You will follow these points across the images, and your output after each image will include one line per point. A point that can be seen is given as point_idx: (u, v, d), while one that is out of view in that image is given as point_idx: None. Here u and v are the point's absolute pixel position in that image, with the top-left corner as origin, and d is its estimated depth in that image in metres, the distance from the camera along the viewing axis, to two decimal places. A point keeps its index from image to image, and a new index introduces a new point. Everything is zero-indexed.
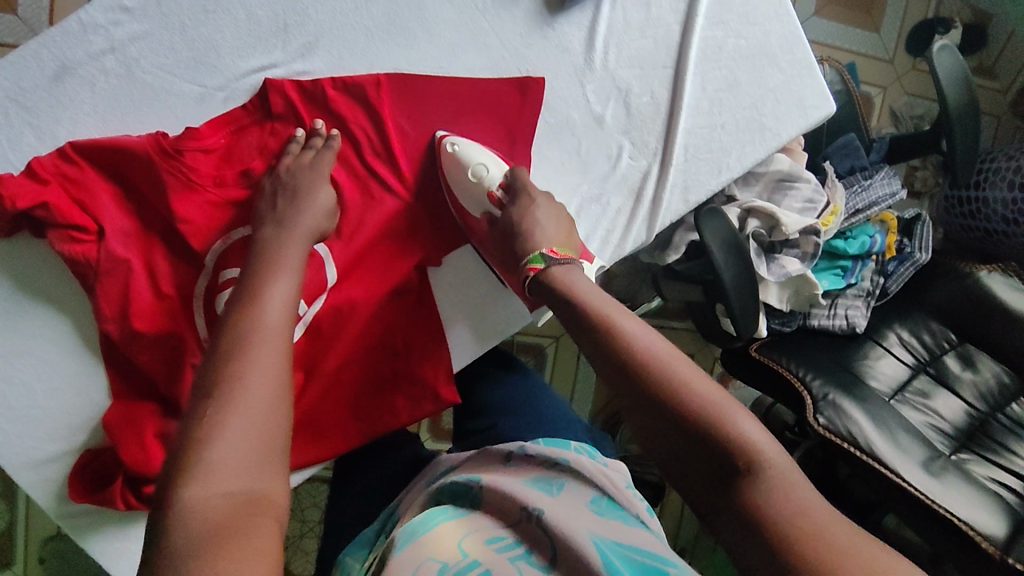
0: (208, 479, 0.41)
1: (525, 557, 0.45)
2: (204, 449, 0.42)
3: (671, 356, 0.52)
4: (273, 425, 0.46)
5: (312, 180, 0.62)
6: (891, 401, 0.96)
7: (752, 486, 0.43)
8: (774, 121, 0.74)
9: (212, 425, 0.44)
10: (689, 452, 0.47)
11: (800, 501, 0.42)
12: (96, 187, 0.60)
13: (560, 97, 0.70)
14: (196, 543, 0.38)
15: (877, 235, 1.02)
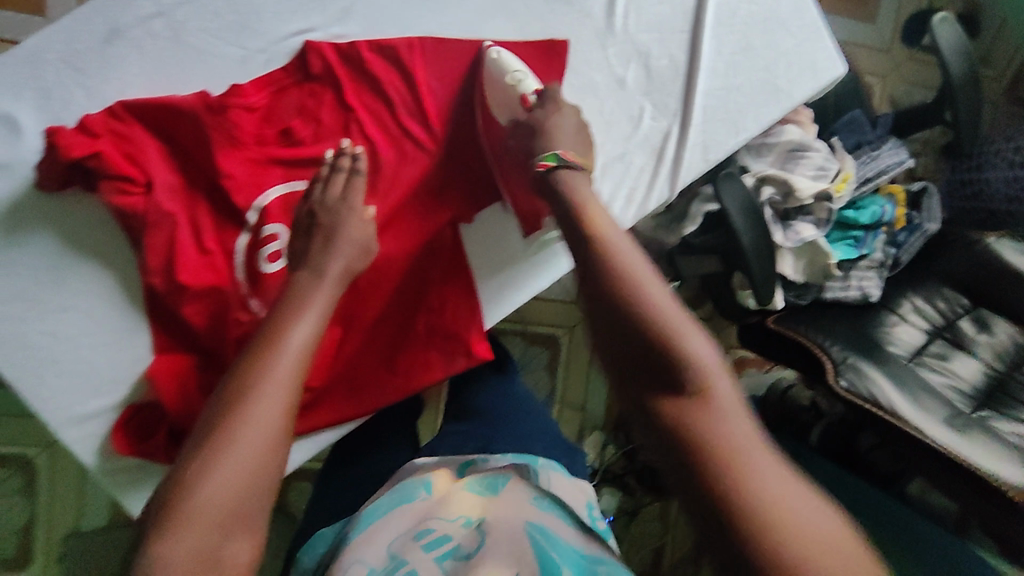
0: (184, 531, 0.43)
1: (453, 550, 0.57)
2: (187, 497, 0.45)
3: (646, 274, 0.50)
4: (260, 477, 0.47)
5: (347, 218, 0.63)
6: (909, 363, 0.97)
7: (690, 407, 0.44)
8: (788, 83, 0.77)
9: (197, 473, 0.45)
10: (641, 371, 0.46)
11: (735, 436, 0.42)
12: (145, 143, 0.62)
13: (582, 60, 0.73)
14: None
15: (887, 205, 1.04)
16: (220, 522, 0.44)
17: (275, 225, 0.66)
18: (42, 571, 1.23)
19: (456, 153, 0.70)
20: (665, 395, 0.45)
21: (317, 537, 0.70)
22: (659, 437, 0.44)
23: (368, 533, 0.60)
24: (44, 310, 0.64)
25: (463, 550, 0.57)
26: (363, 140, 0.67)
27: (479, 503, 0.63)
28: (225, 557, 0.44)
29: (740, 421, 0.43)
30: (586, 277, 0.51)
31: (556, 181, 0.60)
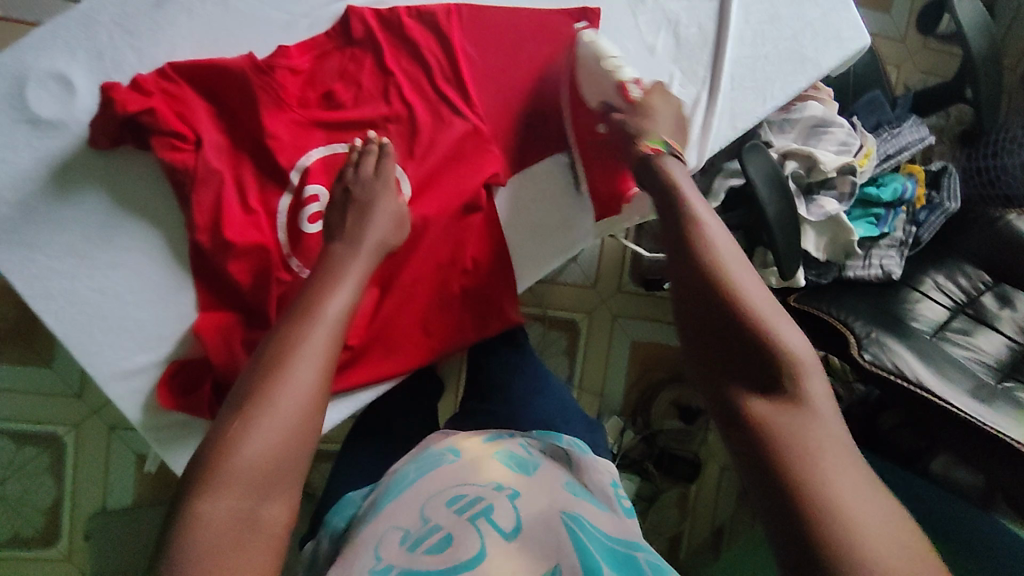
0: (220, 491, 0.44)
1: (486, 516, 0.56)
2: (230, 458, 0.46)
3: (743, 269, 0.52)
4: (297, 448, 0.48)
5: (380, 191, 0.65)
6: (933, 338, 0.98)
7: (777, 407, 0.46)
8: (814, 52, 0.79)
9: (237, 434, 0.47)
10: (731, 361, 0.49)
11: (818, 434, 0.44)
12: (195, 103, 0.64)
13: (614, 28, 0.75)
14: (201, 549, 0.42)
15: (908, 182, 1.04)
16: (257, 480, 0.45)
17: (316, 185, 0.67)
18: (68, 550, 1.25)
19: (492, 117, 0.72)
20: (752, 389, 0.47)
21: (345, 502, 0.71)
22: (739, 425, 0.46)
23: (401, 501, 0.60)
24: (93, 267, 0.65)
25: (498, 525, 0.55)
26: (401, 105, 0.69)
27: (509, 475, 0.62)
28: (263, 518, 0.45)
29: (827, 428, 0.45)
30: (683, 263, 0.53)
31: (656, 163, 0.61)
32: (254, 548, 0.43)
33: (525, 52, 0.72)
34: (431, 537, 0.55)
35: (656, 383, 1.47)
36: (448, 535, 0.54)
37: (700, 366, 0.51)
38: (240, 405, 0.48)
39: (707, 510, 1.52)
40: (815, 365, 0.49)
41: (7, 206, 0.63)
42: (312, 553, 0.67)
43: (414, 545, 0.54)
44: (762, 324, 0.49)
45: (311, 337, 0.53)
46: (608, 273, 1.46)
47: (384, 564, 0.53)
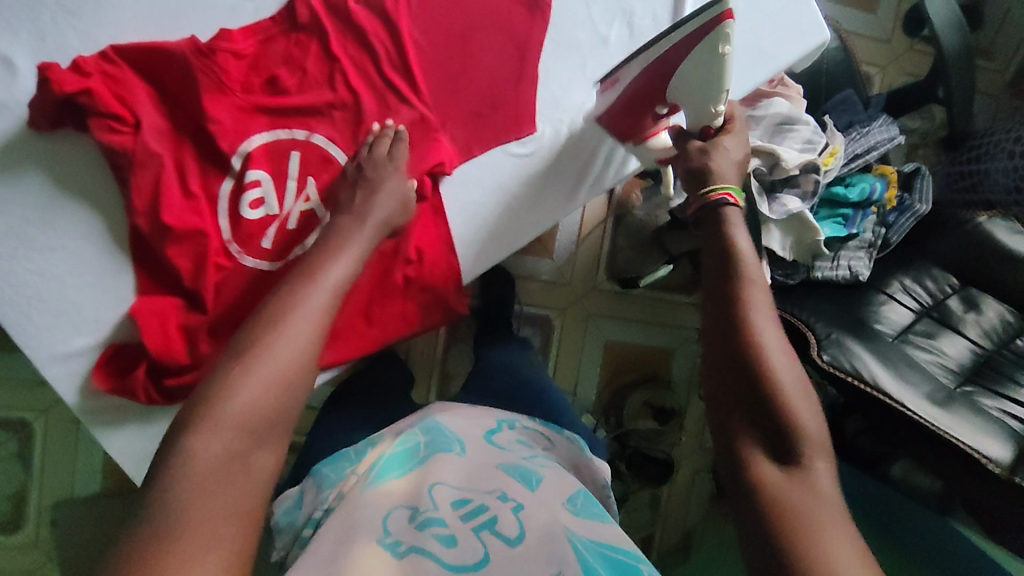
0: (215, 431, 0.49)
1: (488, 528, 0.60)
2: (224, 401, 0.50)
3: (776, 347, 0.58)
4: (282, 401, 0.52)
5: (390, 172, 0.67)
6: (894, 341, 0.97)
7: (785, 470, 0.53)
8: (773, 44, 0.77)
9: (231, 381, 0.51)
10: (750, 415, 0.57)
11: (813, 497, 0.51)
12: (136, 87, 0.64)
13: (566, 18, 0.74)
14: (191, 486, 0.46)
15: (877, 183, 1.03)
16: (247, 427, 0.50)
17: (257, 171, 0.68)
18: (32, 538, 1.25)
19: (441, 109, 0.72)
20: (766, 453, 0.55)
21: (338, 457, 0.78)
22: (748, 486, 0.54)
23: (411, 478, 0.67)
24: (32, 249, 0.65)
25: (502, 534, 0.59)
26: (346, 92, 0.69)
27: (516, 487, 0.65)
28: (250, 457, 0.49)
29: (824, 494, 0.52)
30: (720, 324, 0.61)
31: (717, 219, 0.66)
32: (240, 485, 0.48)
33: (475, 40, 0.71)
34: (438, 526, 0.59)
35: (626, 386, 1.48)
36: (454, 534, 0.58)
37: (730, 421, 0.58)
38: (238, 354, 0.53)
39: (678, 512, 1.53)
40: (827, 445, 0.55)
41: None
42: (299, 493, 0.76)
43: (425, 526, 0.59)
44: (783, 395, 0.56)
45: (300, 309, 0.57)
46: (583, 271, 1.45)
47: (394, 538, 0.59)
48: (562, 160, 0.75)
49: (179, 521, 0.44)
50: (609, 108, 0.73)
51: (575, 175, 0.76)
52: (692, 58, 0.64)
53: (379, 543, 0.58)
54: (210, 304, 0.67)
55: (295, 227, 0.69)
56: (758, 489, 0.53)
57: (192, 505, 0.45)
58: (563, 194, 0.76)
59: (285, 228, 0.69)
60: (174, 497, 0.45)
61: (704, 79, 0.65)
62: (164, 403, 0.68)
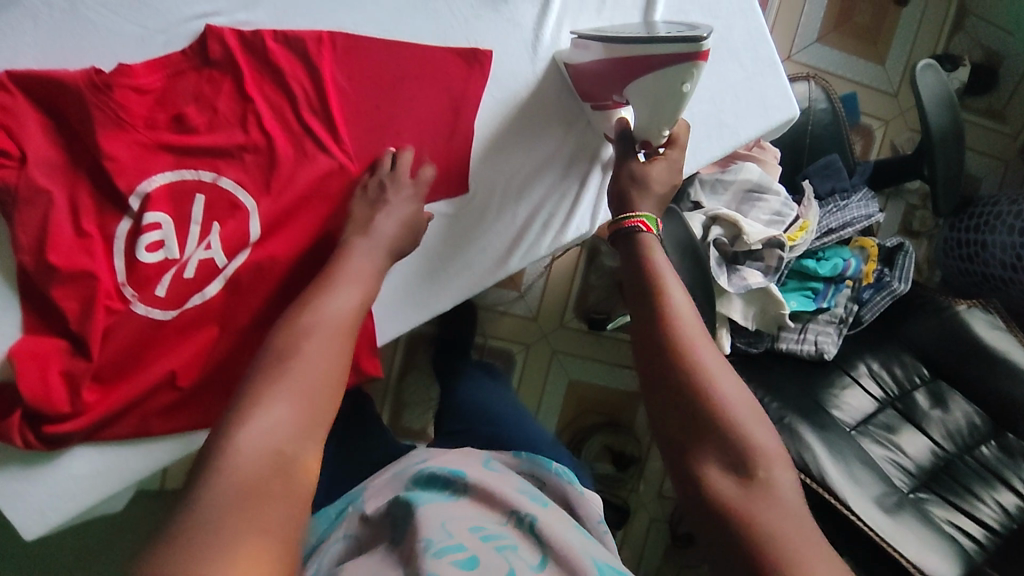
0: (251, 438, 0.44)
1: (514, 550, 0.51)
2: (255, 408, 0.46)
3: (719, 370, 0.52)
4: (315, 411, 0.48)
5: (401, 195, 0.64)
6: (852, 432, 0.91)
7: (757, 498, 0.47)
8: (733, 118, 0.73)
9: (265, 391, 0.47)
10: (703, 433, 0.49)
11: (791, 513, 0.46)
12: (27, 116, 0.58)
13: (507, 73, 0.70)
14: (227, 494, 0.40)
15: (851, 258, 0.98)
16: (286, 439, 0.45)
17: (157, 213, 0.61)
18: None
19: (362, 161, 0.67)
20: (720, 466, 0.48)
21: (325, 513, 0.70)
22: (735, 525, 0.46)
23: (421, 515, 0.55)
24: None
25: (524, 560, 0.50)
26: (258, 136, 0.63)
27: (524, 501, 0.58)
28: (296, 460, 0.45)
29: (793, 521, 0.46)
30: (653, 351, 0.53)
31: (637, 249, 0.59)
32: (288, 489, 0.42)
33: (404, 90, 0.67)
34: (455, 551, 0.49)
35: (589, 428, 1.41)
36: (472, 556, 0.49)
37: (692, 449, 0.50)
38: (269, 363, 0.50)
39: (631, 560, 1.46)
40: (783, 454, 0.50)
41: None
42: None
43: (440, 553, 0.49)
44: (725, 411, 0.50)
45: (320, 328, 0.54)
46: (552, 307, 1.40)
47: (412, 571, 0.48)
48: (504, 216, 0.71)
49: (206, 526, 0.37)
50: (576, 65, 0.65)
51: (510, 238, 0.72)
52: (658, 76, 0.57)
53: None
54: (95, 351, 0.59)
55: (193, 275, 0.63)
56: (725, 517, 0.46)
57: (234, 512, 0.39)
58: (494, 257, 0.72)
59: (182, 277, 0.63)
60: (207, 507, 0.39)
61: (655, 106, 0.59)
62: (45, 449, 0.60)
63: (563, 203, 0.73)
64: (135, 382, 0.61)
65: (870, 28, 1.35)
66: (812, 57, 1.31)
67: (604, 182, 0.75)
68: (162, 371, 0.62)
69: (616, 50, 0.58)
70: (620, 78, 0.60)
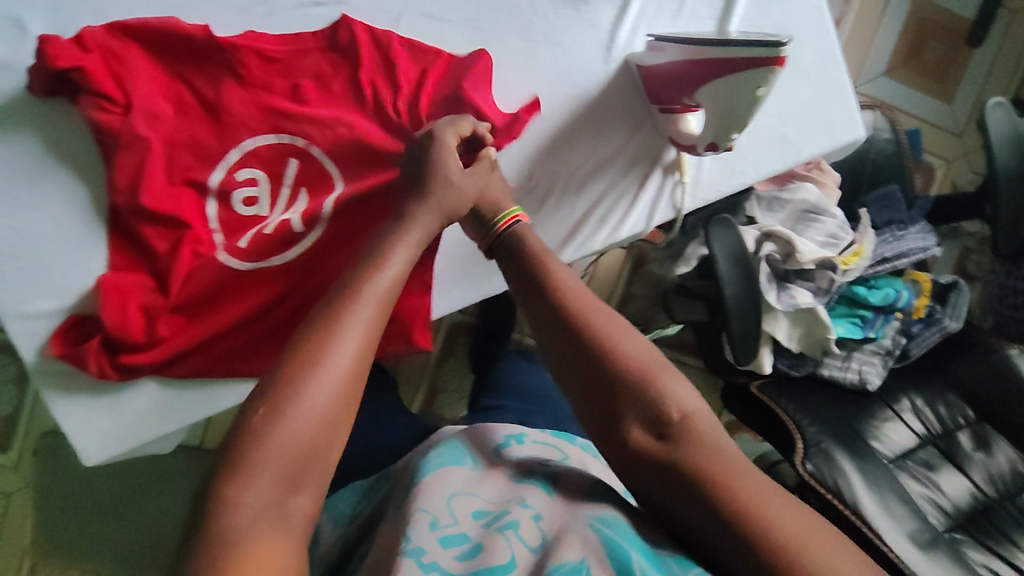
0: (249, 478, 0.39)
1: (514, 530, 0.46)
2: (259, 437, 0.39)
3: (614, 326, 0.51)
4: (330, 429, 0.42)
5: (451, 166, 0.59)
6: (890, 464, 0.90)
7: (679, 443, 0.47)
8: (797, 134, 0.73)
9: (268, 416, 0.40)
10: (620, 402, 0.48)
11: (729, 461, 0.46)
12: (139, 67, 0.62)
13: (579, 69, 0.71)
14: (221, 548, 0.36)
15: (903, 290, 0.97)
16: (288, 470, 0.40)
17: (252, 170, 0.66)
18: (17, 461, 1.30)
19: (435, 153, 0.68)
20: (640, 426, 0.48)
21: (351, 488, 0.71)
22: (667, 479, 0.46)
23: (434, 480, 0.51)
24: (10, 207, 0.63)
25: (524, 540, 0.45)
26: (349, 113, 0.67)
27: (528, 488, 0.51)
28: (298, 495, 0.40)
29: (719, 442, 0.47)
30: (550, 334, 0.51)
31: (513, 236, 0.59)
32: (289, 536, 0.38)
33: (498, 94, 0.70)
34: (458, 542, 0.45)
35: None
36: (476, 544, 0.45)
37: (607, 423, 0.49)
38: (280, 373, 0.42)
39: None
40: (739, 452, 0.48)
41: None
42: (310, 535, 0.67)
43: (445, 542, 0.45)
44: (628, 371, 0.49)
45: (340, 332, 0.44)
46: None
47: (416, 544, 0.44)
48: (563, 206, 0.72)
49: None
50: (647, 67, 0.66)
51: (569, 228, 0.72)
52: (731, 81, 0.58)
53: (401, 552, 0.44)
54: (174, 291, 0.63)
55: (272, 231, 0.66)
56: (658, 475, 0.46)
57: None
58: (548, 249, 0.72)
59: (263, 233, 0.66)
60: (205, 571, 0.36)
61: (726, 106, 0.60)
62: (117, 379, 0.64)
63: (621, 201, 0.73)
64: (209, 323, 0.65)
65: (940, 66, 1.33)
66: (877, 90, 1.30)
67: (664, 185, 0.73)
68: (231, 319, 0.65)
69: (690, 51, 0.60)
70: (687, 83, 0.62)
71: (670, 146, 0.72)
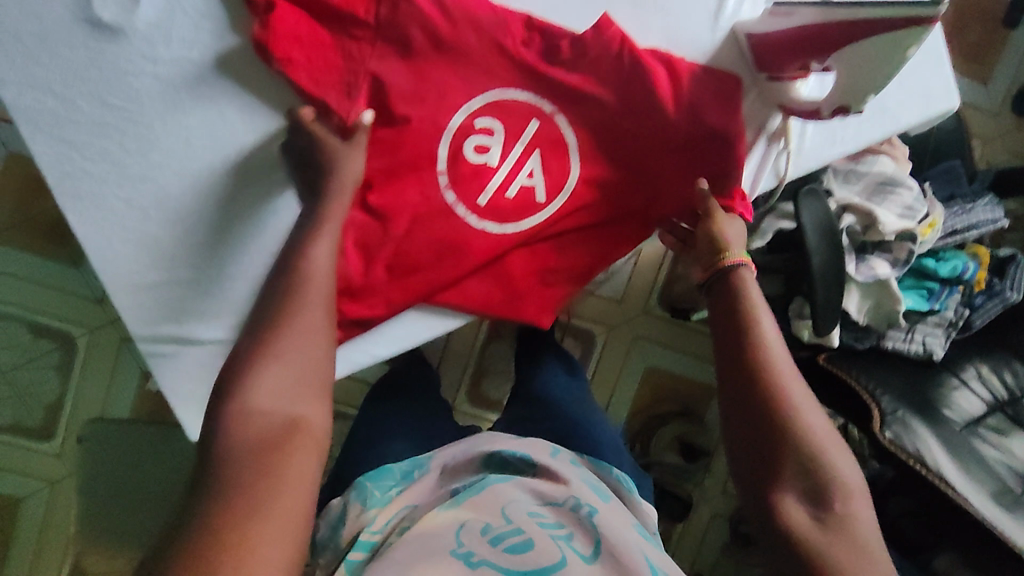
0: (258, 393, 0.53)
1: (567, 539, 0.60)
2: (263, 364, 0.54)
3: (806, 401, 0.61)
4: (317, 364, 0.57)
5: (345, 153, 0.64)
6: (963, 431, 0.93)
7: (821, 519, 0.56)
8: (895, 104, 0.74)
9: (267, 354, 0.55)
10: (792, 463, 0.58)
11: (863, 552, 0.55)
12: (291, 21, 0.63)
13: (688, 39, 0.72)
14: (248, 454, 0.50)
15: (970, 263, 0.98)
16: (284, 395, 0.54)
17: (490, 120, 0.70)
18: (59, 450, 1.24)
19: (693, 151, 0.71)
20: (800, 496, 0.57)
21: (382, 472, 0.75)
22: (796, 540, 0.56)
23: (489, 497, 0.65)
24: (123, 177, 0.65)
25: (576, 548, 0.60)
26: (607, 90, 0.70)
27: (591, 497, 0.67)
28: (293, 422, 0.53)
29: (861, 539, 0.56)
30: (747, 382, 0.62)
31: (733, 283, 0.67)
32: (309, 451, 0.52)
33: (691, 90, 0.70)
34: (511, 535, 0.59)
35: (662, 415, 1.43)
36: (531, 540, 0.59)
37: (771, 470, 0.59)
38: (268, 330, 0.57)
39: (689, 551, 1.48)
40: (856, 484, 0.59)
41: (53, 98, 0.63)
42: (342, 509, 0.71)
43: (496, 541, 0.59)
44: (809, 439, 0.59)
45: (304, 292, 0.59)
46: (637, 292, 1.41)
47: (466, 549, 0.58)
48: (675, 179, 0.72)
49: (234, 489, 0.48)
50: (767, 34, 0.67)
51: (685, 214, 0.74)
52: (878, 42, 0.59)
53: (452, 553, 0.57)
54: (400, 225, 0.68)
55: (513, 197, 0.70)
56: (800, 543, 0.55)
57: (253, 476, 0.49)
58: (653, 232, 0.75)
59: (505, 194, 0.70)
60: (236, 464, 0.50)
61: (863, 68, 0.61)
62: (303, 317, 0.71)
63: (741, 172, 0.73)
64: (419, 262, 0.69)
65: (977, 48, 1.36)
66: None
67: (767, 152, 0.73)
68: (433, 258, 0.69)
69: (828, 17, 0.61)
70: (822, 50, 0.63)
71: (775, 113, 0.72)
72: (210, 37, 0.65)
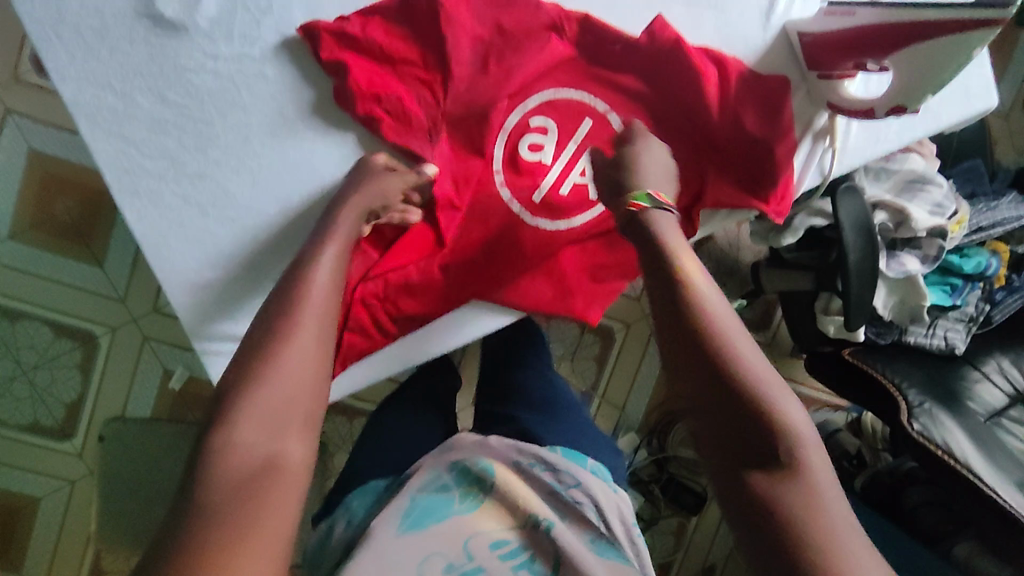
0: (235, 429, 0.43)
1: (526, 565, 0.58)
2: (252, 388, 0.45)
3: (743, 342, 0.50)
4: (311, 394, 0.47)
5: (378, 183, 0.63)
6: (988, 421, 0.96)
7: (775, 476, 0.45)
8: (936, 103, 0.77)
9: (254, 377, 0.45)
10: (737, 421, 0.47)
11: (830, 518, 0.44)
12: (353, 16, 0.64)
13: (740, 37, 0.73)
14: (216, 503, 0.40)
15: (992, 259, 1.02)
16: (266, 425, 0.44)
17: (545, 118, 0.70)
18: (79, 449, 1.23)
19: (743, 146, 0.72)
20: (751, 461, 0.46)
21: (366, 488, 0.73)
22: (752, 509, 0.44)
23: (450, 528, 0.61)
24: (181, 173, 0.65)
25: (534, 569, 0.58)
26: (657, 90, 0.71)
27: (546, 510, 0.64)
28: (276, 465, 0.43)
29: (826, 499, 0.45)
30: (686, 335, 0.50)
31: (642, 223, 0.55)
32: (282, 494, 0.42)
33: (743, 90, 0.72)
34: None
35: None
36: None
37: (716, 432, 0.48)
38: (253, 350, 0.47)
39: (702, 547, 1.49)
40: (818, 448, 0.48)
41: (114, 94, 0.62)
42: (326, 528, 0.70)
43: None
44: (756, 392, 0.48)
45: (301, 316, 0.50)
46: None
47: None
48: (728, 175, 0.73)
49: (188, 534, 0.38)
50: (827, 33, 0.69)
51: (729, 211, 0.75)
52: (942, 40, 0.61)
53: None
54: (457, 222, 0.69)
55: (567, 194, 0.72)
56: (757, 512, 0.44)
57: (225, 520, 0.39)
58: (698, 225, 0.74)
59: (558, 190, 0.71)
60: (202, 512, 0.39)
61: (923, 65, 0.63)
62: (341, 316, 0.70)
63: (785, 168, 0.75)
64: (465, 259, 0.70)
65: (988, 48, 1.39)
66: None
67: (813, 150, 0.75)
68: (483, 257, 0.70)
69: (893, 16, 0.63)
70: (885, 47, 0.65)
71: (824, 110, 0.74)
72: (273, 35, 0.66)
